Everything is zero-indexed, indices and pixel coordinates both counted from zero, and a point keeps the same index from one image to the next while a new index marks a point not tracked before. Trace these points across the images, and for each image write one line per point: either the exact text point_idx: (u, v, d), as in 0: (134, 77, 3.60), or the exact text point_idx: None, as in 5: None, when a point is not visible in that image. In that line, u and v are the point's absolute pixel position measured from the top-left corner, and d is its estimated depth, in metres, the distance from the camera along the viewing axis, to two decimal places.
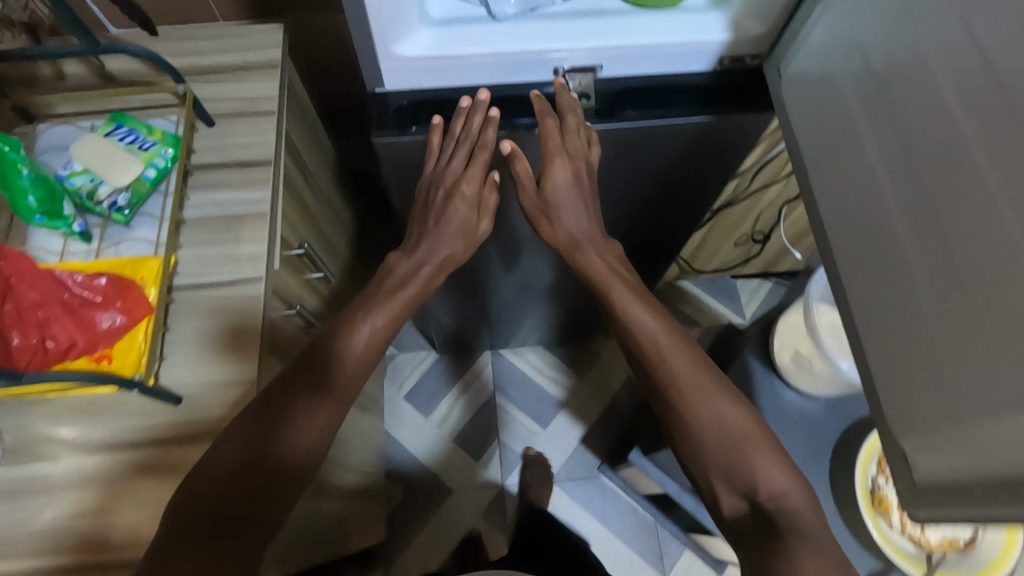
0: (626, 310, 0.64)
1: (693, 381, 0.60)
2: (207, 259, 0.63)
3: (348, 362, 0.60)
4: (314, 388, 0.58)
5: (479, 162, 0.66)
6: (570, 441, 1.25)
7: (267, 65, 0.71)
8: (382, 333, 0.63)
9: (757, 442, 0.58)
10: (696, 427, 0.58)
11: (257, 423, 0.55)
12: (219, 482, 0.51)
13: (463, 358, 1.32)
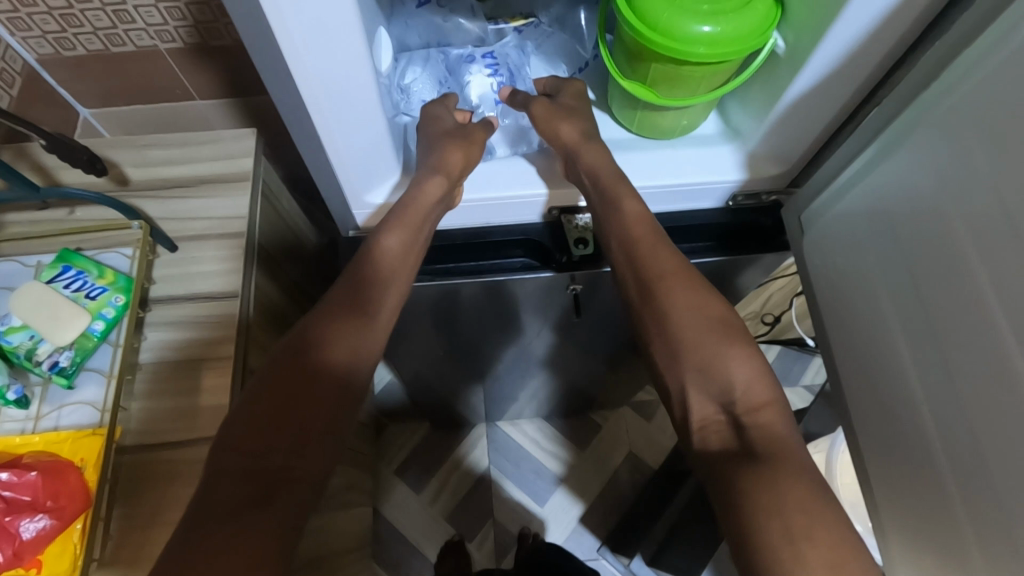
0: (622, 213, 0.54)
1: (684, 290, 0.52)
2: (164, 413, 0.57)
3: (379, 272, 0.55)
4: (345, 312, 0.53)
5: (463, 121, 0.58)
6: (569, 519, 1.31)
7: (237, 177, 0.69)
8: (405, 250, 0.55)
9: (733, 333, 0.51)
10: (675, 323, 0.51)
11: (284, 367, 0.50)
12: (255, 444, 0.47)
13: (462, 429, 1.40)
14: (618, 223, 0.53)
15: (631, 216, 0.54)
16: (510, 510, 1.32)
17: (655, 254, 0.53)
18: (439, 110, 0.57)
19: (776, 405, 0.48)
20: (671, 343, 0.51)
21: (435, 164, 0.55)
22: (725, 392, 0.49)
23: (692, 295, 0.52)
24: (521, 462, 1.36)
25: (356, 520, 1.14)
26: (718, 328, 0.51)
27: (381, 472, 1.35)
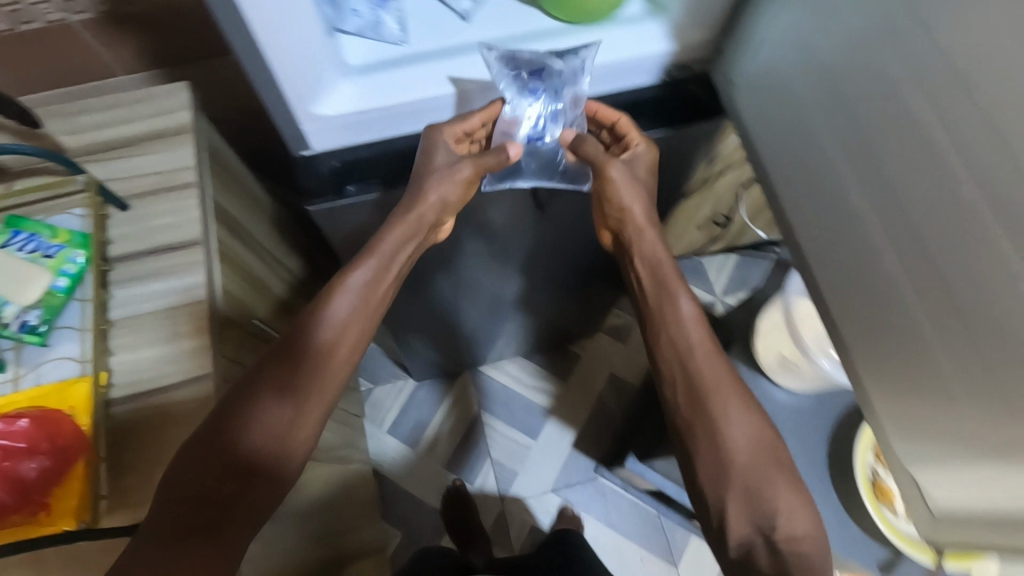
0: (674, 305, 0.64)
1: (737, 407, 0.60)
2: (145, 363, 0.58)
3: (323, 338, 0.59)
4: (286, 382, 0.57)
5: (456, 179, 0.57)
6: (563, 446, 1.36)
7: (178, 130, 0.68)
8: (361, 296, 0.60)
9: (778, 457, 0.58)
10: (726, 431, 0.59)
11: (224, 423, 0.53)
12: (186, 498, 0.50)
13: (448, 381, 1.42)
14: (674, 318, 0.64)
15: (685, 315, 0.64)
16: (504, 449, 1.36)
17: (713, 372, 0.61)
18: (441, 137, 0.57)
19: (812, 534, 0.55)
20: (719, 456, 0.58)
21: (414, 204, 0.58)
22: (766, 516, 0.55)
23: (745, 420, 0.59)
24: (510, 403, 1.40)
25: (358, 479, 1.16)
26: (768, 450, 0.58)
27: (371, 434, 1.36)
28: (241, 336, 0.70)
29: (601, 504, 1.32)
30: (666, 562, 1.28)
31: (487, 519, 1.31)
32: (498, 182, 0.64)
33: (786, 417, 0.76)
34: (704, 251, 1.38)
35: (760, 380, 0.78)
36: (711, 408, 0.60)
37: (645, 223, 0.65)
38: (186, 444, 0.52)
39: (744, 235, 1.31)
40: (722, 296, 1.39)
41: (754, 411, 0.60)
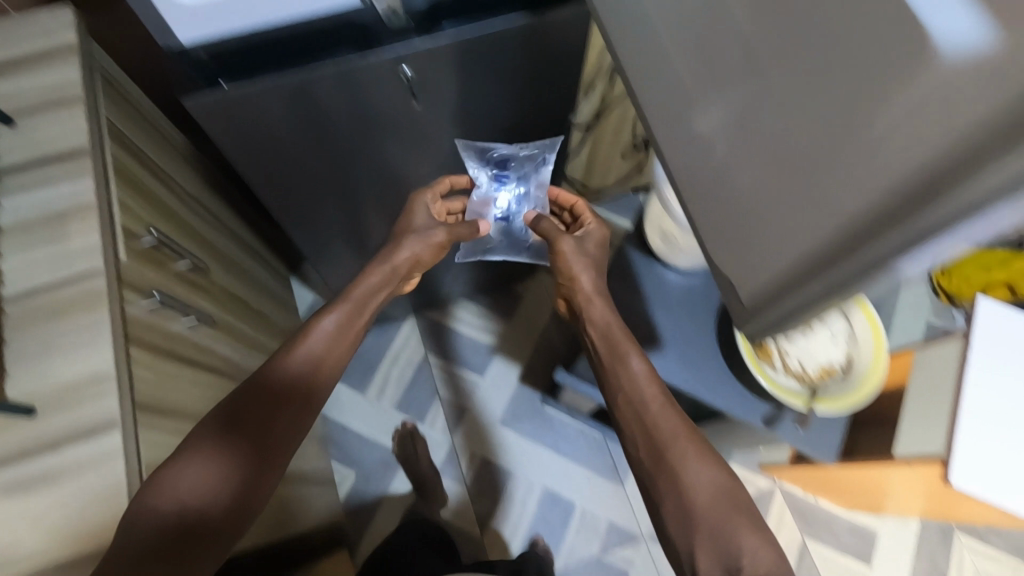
0: (621, 363, 0.74)
1: (695, 455, 0.68)
2: (39, 261, 0.59)
3: (309, 370, 0.71)
4: (280, 408, 0.68)
5: (433, 244, 0.80)
6: (509, 381, 1.40)
7: (66, 49, 0.69)
8: (339, 335, 0.74)
9: (735, 497, 0.66)
10: (688, 483, 0.66)
11: (238, 434, 0.64)
12: (201, 498, 0.59)
13: (393, 327, 1.45)
14: (628, 376, 0.73)
15: (639, 374, 0.73)
16: (452, 387, 1.40)
17: (668, 427, 0.69)
18: (420, 236, 0.78)
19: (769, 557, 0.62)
20: (685, 506, 0.66)
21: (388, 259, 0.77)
22: (730, 556, 0.62)
23: (704, 464, 0.67)
24: (456, 344, 1.43)
25: None
26: (725, 496, 0.66)
27: None
28: (145, 250, 0.71)
29: (549, 432, 1.37)
30: (613, 481, 1.33)
31: (440, 454, 1.35)
32: (374, 75, 0.66)
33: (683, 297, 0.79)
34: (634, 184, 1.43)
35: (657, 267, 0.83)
36: (675, 461, 0.67)
37: (595, 287, 0.77)
38: (201, 448, 0.61)
39: None
40: None
41: (709, 456, 0.68)
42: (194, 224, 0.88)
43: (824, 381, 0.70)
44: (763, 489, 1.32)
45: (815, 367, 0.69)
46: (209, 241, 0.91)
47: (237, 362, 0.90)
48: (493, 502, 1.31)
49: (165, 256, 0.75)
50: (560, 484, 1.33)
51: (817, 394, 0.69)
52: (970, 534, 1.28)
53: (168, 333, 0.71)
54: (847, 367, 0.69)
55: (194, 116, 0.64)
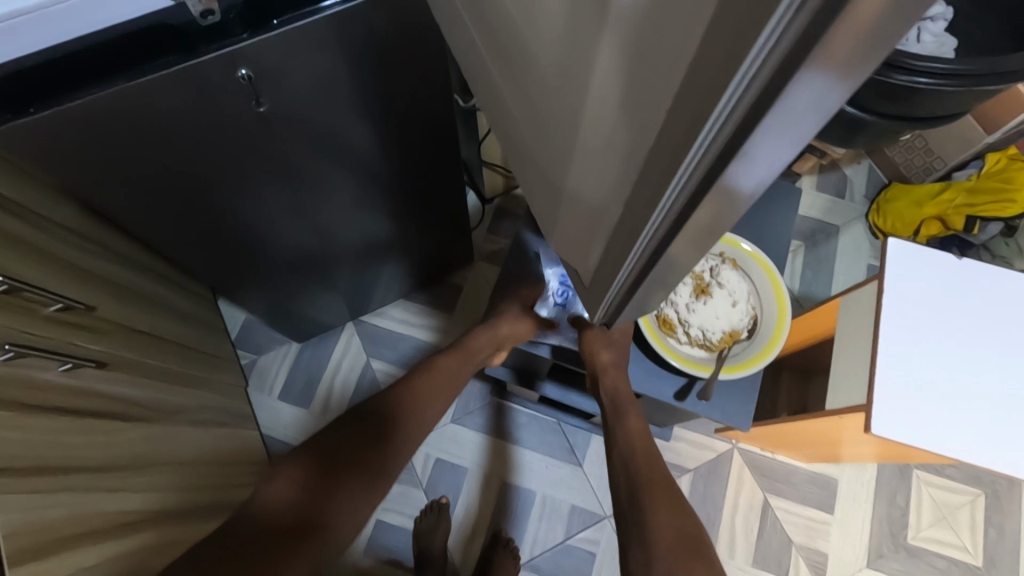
0: (622, 420, 0.79)
1: (662, 504, 0.71)
2: None
3: (399, 406, 0.83)
4: (374, 432, 0.79)
5: (525, 325, 0.95)
6: None
7: None
8: (438, 382, 0.88)
9: (691, 553, 0.67)
10: (652, 524, 0.69)
11: (327, 448, 0.76)
12: (293, 484, 0.72)
13: (330, 336, 1.42)
14: (623, 428, 0.78)
15: (632, 432, 0.78)
16: None
17: (648, 472, 0.74)
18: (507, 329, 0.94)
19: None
20: (646, 539, 0.68)
21: (489, 329, 0.94)
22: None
23: (670, 520, 0.70)
24: (397, 344, 1.40)
25: (242, 442, 1.15)
26: (685, 545, 0.68)
27: (261, 402, 1.35)
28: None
29: (500, 423, 1.34)
30: (570, 463, 1.31)
31: None
32: (210, 74, 0.66)
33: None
34: None
35: None
36: (646, 495, 0.72)
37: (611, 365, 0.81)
38: (305, 443, 0.76)
39: None
40: None
41: (678, 509, 0.71)
42: (70, 258, 0.81)
43: (730, 346, 0.69)
44: (720, 452, 1.32)
45: (719, 334, 0.69)
46: (92, 274, 0.85)
47: (139, 399, 0.85)
48: (452, 500, 1.29)
49: (25, 299, 0.69)
50: (519, 474, 1.31)
51: (724, 359, 0.69)
52: (925, 468, 1.30)
53: (33, 382, 0.65)
54: (751, 330, 0.70)
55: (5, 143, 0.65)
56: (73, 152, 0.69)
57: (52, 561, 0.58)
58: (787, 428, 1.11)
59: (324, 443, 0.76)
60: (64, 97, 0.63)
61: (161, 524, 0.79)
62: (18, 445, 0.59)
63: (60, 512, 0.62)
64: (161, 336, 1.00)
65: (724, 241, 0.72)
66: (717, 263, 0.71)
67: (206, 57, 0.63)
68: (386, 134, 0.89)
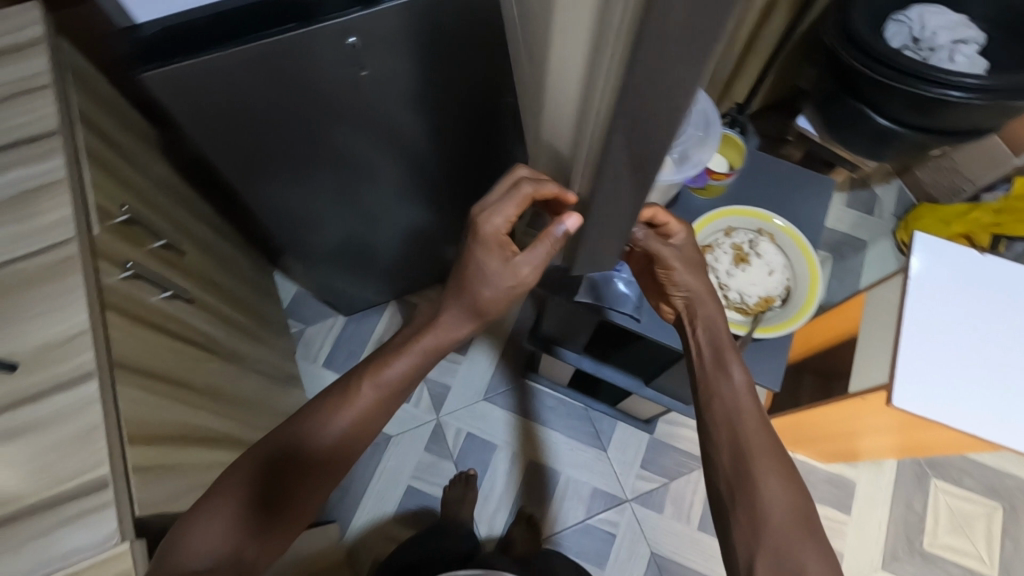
0: (719, 376, 0.69)
1: (777, 476, 0.64)
2: (15, 236, 0.64)
3: (347, 433, 0.70)
4: (304, 476, 0.67)
5: (534, 253, 0.66)
6: (490, 358, 1.44)
7: (32, 43, 0.73)
8: (377, 403, 0.71)
9: (812, 532, 0.62)
10: (764, 500, 0.63)
11: (264, 487, 0.64)
12: (216, 552, 0.60)
13: (374, 313, 1.50)
14: (728, 386, 0.69)
15: (739, 384, 0.69)
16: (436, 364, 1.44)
17: (759, 435, 0.66)
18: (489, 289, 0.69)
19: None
20: (758, 517, 0.62)
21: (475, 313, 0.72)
22: None
23: (783, 492, 0.63)
24: None
25: (290, 399, 1.22)
26: (801, 517, 0.63)
27: (306, 369, 1.43)
28: (118, 226, 0.75)
29: (530, 403, 1.40)
30: (595, 447, 1.37)
31: (427, 432, 1.38)
32: (324, 39, 0.73)
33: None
34: None
35: None
36: (758, 467, 0.65)
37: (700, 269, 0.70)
38: (229, 494, 0.63)
39: None
40: None
41: (789, 480, 0.65)
42: (166, 207, 0.92)
43: (764, 311, 0.73)
44: None
45: (754, 298, 0.73)
46: (181, 221, 0.95)
47: (216, 339, 0.93)
48: (480, 474, 1.34)
49: (137, 234, 0.79)
50: (545, 455, 1.36)
51: (759, 322, 0.72)
52: (943, 478, 1.32)
53: (143, 303, 0.75)
54: (785, 297, 0.73)
55: (149, 87, 0.73)
56: (195, 113, 0.79)
57: (157, 453, 0.66)
58: (808, 421, 1.16)
59: (253, 494, 0.64)
60: (200, 51, 0.71)
61: (228, 449, 0.86)
62: (134, 351, 0.68)
63: (163, 414, 0.70)
64: (231, 289, 1.09)
65: (760, 220, 0.78)
66: (754, 236, 0.76)
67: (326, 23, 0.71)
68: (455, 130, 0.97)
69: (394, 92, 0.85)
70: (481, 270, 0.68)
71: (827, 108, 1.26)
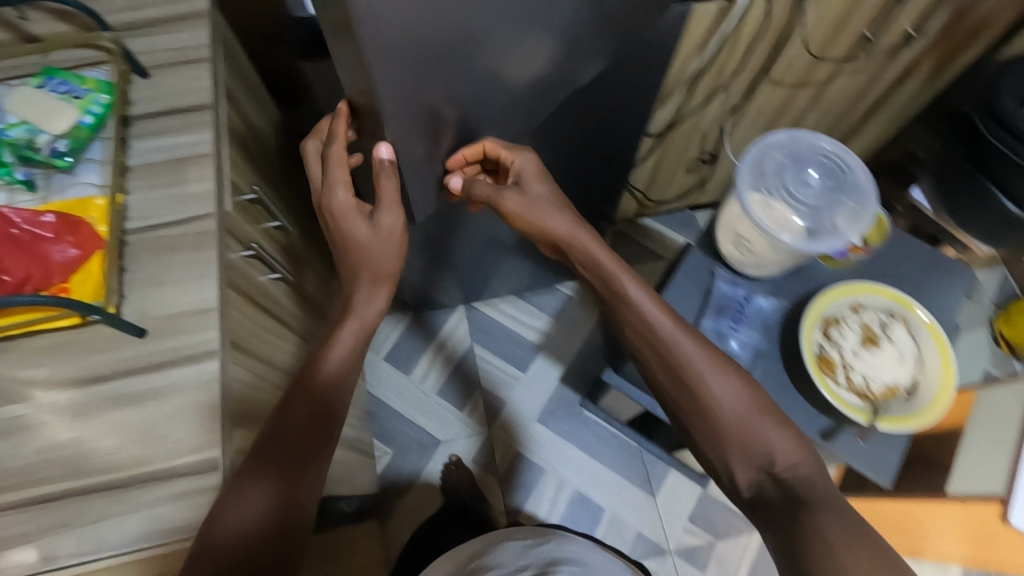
0: (627, 299, 0.67)
1: (712, 369, 0.63)
2: (157, 201, 0.65)
3: (332, 386, 0.63)
4: (312, 438, 0.59)
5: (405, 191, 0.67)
6: (550, 380, 1.42)
7: (195, 16, 0.75)
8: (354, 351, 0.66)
9: (764, 407, 0.62)
10: (711, 402, 0.62)
11: (279, 455, 0.57)
12: (244, 525, 0.52)
13: (440, 315, 1.49)
14: (627, 308, 0.67)
15: (640, 298, 0.67)
16: (495, 377, 1.42)
17: (672, 349, 0.64)
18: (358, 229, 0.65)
19: (807, 464, 0.59)
20: (715, 422, 0.61)
21: (374, 272, 0.68)
22: (766, 457, 0.59)
23: (725, 381, 0.62)
24: (501, 336, 1.46)
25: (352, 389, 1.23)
26: (756, 407, 0.61)
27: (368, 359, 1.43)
28: (244, 204, 0.76)
29: (584, 433, 1.37)
30: (645, 491, 1.33)
31: (475, 443, 1.36)
32: None
33: (756, 313, 0.75)
34: (693, 202, 1.49)
35: (719, 272, 0.77)
36: (696, 370, 0.63)
37: (548, 201, 0.71)
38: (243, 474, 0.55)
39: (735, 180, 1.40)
40: None
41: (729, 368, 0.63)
42: (279, 187, 0.93)
43: (888, 401, 0.69)
44: None
45: (880, 386, 0.68)
46: (288, 200, 0.96)
47: (304, 323, 0.94)
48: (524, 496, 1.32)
49: (257, 213, 0.80)
50: (593, 489, 1.33)
51: (880, 413, 0.68)
52: None
53: (255, 284, 0.75)
54: (913, 389, 0.69)
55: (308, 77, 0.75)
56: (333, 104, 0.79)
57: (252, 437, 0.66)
58: (883, 508, 1.10)
59: (267, 470, 0.56)
60: None
61: None
62: (244, 332, 0.68)
63: (259, 398, 0.70)
64: (320, 273, 1.10)
65: (894, 300, 0.73)
66: (886, 318, 0.71)
67: None
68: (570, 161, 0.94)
69: None
70: (347, 232, 0.66)
71: (949, 186, 1.19)
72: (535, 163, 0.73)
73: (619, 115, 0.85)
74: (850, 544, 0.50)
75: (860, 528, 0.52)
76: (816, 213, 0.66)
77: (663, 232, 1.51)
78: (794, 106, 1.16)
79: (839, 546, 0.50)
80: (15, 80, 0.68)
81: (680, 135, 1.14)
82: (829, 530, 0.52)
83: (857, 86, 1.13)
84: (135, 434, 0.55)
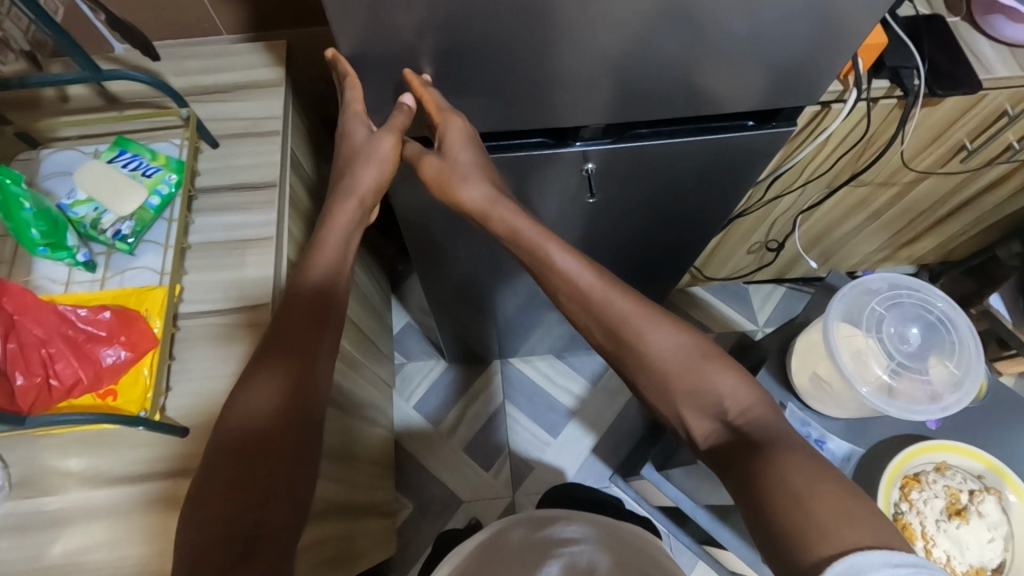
0: (559, 266, 0.56)
1: (644, 317, 0.53)
2: (213, 284, 0.63)
3: (329, 280, 0.54)
4: (314, 333, 0.52)
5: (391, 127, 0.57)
6: (581, 449, 1.36)
7: (269, 85, 0.74)
8: (342, 255, 0.57)
9: (710, 351, 0.51)
10: (647, 356, 0.51)
11: (281, 351, 0.50)
12: (251, 421, 0.47)
13: (474, 367, 1.45)
14: (554, 273, 0.56)
15: (568, 267, 0.56)
16: (525, 440, 1.37)
17: (604, 309, 0.54)
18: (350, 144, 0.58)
19: (763, 405, 0.48)
20: (656, 378, 0.51)
21: (347, 188, 0.58)
22: (717, 403, 0.48)
23: (665, 333, 0.52)
24: (536, 398, 1.41)
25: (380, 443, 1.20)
26: (696, 358, 0.50)
27: (397, 406, 1.39)
28: None
29: None
30: None
31: (497, 507, 1.32)
32: (557, 165, 0.66)
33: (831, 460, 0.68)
34: (749, 278, 1.42)
35: (790, 405, 0.70)
36: (630, 326, 0.53)
37: (475, 171, 0.58)
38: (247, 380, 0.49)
39: (796, 264, 1.34)
40: (763, 325, 1.42)
41: (662, 315, 0.53)
42: None
43: None
44: None
45: (966, 566, 0.63)
46: None
47: (344, 390, 0.92)
48: None
49: None
50: None
51: None
52: None
53: None
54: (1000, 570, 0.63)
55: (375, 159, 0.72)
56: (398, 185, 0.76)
57: None
58: None
59: (272, 370, 0.49)
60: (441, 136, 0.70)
61: (334, 514, 0.83)
62: None
63: None
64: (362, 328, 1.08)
65: (986, 466, 0.66)
66: (977, 487, 0.64)
67: (568, 150, 0.63)
68: (636, 252, 0.88)
69: (602, 221, 0.78)
70: (343, 145, 0.59)
71: None
72: (466, 130, 0.57)
73: (695, 217, 0.80)
74: (813, 482, 0.40)
75: (824, 466, 0.41)
76: (906, 371, 0.61)
77: (714, 304, 1.45)
78: (874, 203, 1.08)
79: (801, 492, 0.39)
80: (85, 140, 0.67)
81: (748, 221, 1.09)
82: (787, 470, 0.41)
83: (945, 189, 1.05)
84: (163, 546, 0.53)
